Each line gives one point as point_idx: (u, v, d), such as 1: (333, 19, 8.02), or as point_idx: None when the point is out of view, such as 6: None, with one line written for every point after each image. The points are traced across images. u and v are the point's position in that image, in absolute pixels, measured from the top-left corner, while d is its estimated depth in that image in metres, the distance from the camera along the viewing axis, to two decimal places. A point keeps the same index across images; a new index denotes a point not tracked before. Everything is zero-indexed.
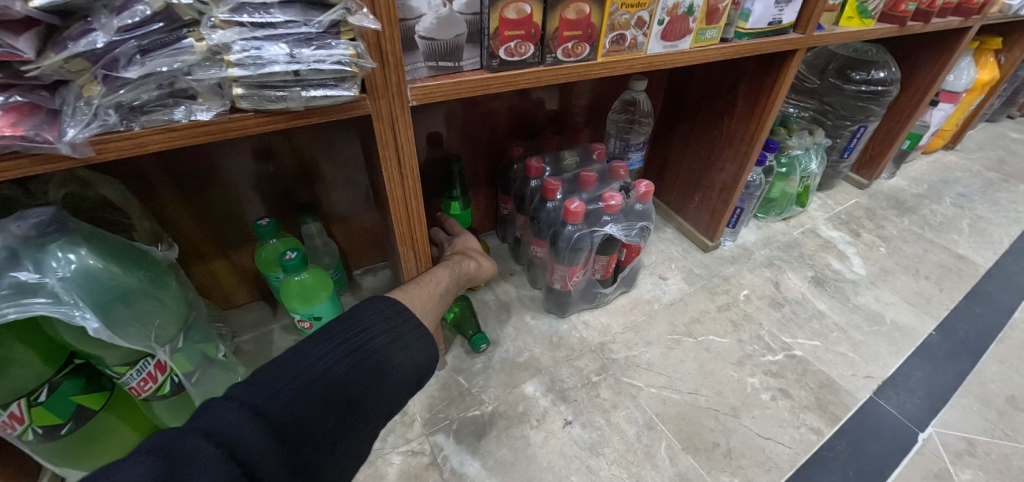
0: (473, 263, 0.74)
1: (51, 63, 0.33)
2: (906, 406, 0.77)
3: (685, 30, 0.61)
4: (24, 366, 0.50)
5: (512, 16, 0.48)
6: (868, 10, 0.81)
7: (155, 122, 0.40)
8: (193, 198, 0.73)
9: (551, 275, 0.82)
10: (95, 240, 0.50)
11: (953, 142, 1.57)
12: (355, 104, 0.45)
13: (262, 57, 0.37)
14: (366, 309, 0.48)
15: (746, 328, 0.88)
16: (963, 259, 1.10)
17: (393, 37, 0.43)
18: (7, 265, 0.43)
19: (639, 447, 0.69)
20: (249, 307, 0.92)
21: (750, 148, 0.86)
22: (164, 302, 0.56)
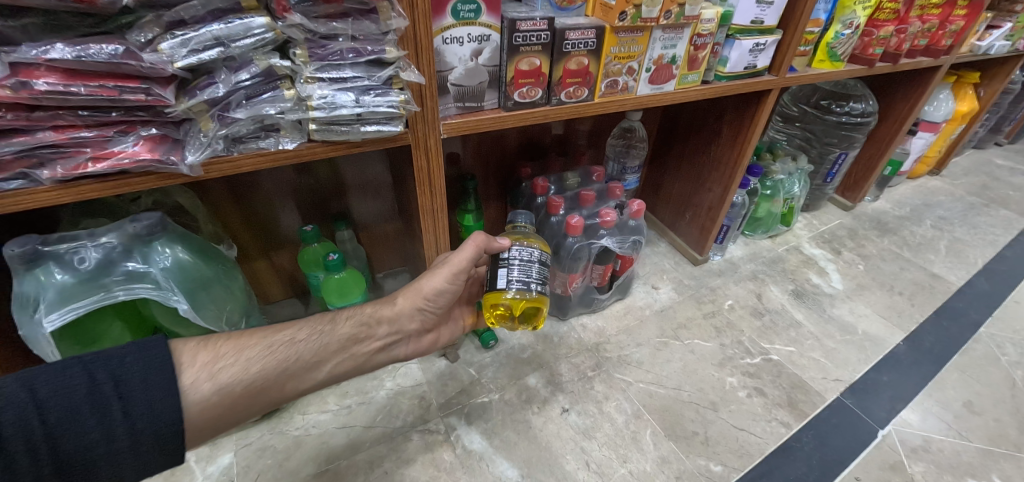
0: (397, 304, 0.64)
1: (184, 106, 0.45)
2: (869, 406, 0.86)
3: (669, 75, 0.72)
4: (120, 341, 0.62)
5: (524, 67, 0.60)
6: (837, 54, 0.92)
7: (251, 149, 0.52)
8: (246, 207, 0.85)
9: (523, 288, 0.62)
10: (185, 239, 0.61)
11: (937, 169, 1.65)
12: (400, 136, 0.57)
13: (335, 102, 0.49)
14: (131, 350, 0.42)
15: (729, 334, 0.98)
16: (936, 277, 1.19)
17: (431, 85, 0.55)
18: (122, 257, 0.56)
19: (627, 433, 0.79)
20: (284, 303, 1.04)
21: (733, 173, 0.97)
22: (234, 291, 0.68)
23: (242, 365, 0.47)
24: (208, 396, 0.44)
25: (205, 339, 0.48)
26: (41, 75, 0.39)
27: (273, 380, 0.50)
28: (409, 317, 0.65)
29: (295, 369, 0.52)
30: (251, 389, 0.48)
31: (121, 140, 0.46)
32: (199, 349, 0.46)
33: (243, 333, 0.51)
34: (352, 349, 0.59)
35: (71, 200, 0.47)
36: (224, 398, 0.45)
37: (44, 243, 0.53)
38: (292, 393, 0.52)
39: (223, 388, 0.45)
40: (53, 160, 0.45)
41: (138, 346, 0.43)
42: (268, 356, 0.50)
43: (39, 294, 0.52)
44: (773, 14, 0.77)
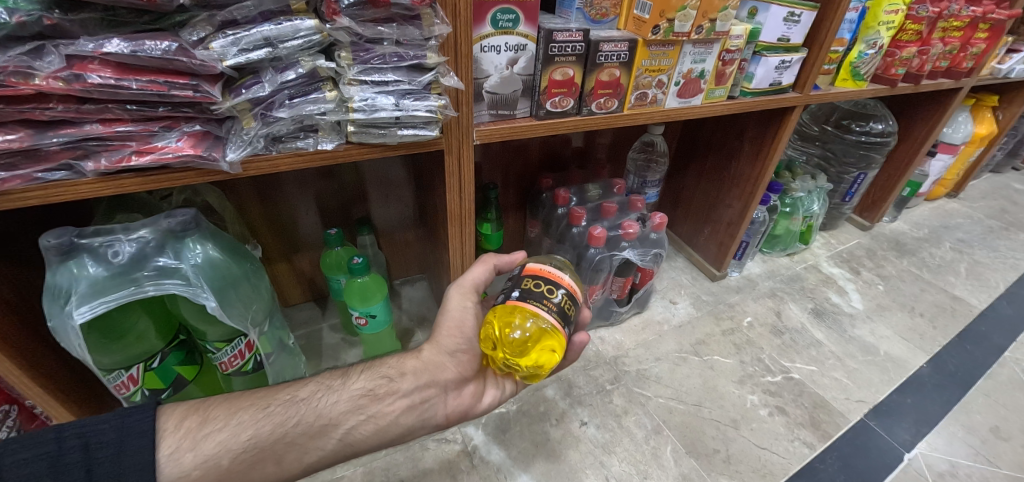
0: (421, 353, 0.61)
1: (229, 105, 0.45)
2: (894, 429, 0.84)
3: (697, 89, 0.73)
4: (144, 337, 0.61)
5: (558, 77, 0.61)
6: (861, 73, 0.92)
7: (289, 149, 0.52)
8: (271, 209, 0.86)
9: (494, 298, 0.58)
10: (216, 236, 0.62)
11: (956, 190, 1.63)
12: (435, 141, 0.57)
13: (375, 105, 0.49)
14: (113, 419, 0.43)
15: (748, 351, 0.96)
16: (958, 299, 1.17)
17: (468, 90, 0.56)
18: (155, 252, 0.56)
19: (646, 448, 0.77)
20: (301, 307, 1.04)
21: (754, 189, 0.97)
22: (259, 290, 0.68)
23: (230, 433, 0.46)
24: (189, 468, 0.42)
25: (198, 404, 0.48)
26: (96, 69, 0.39)
27: (267, 450, 0.47)
28: (439, 365, 0.60)
29: (296, 437, 0.49)
30: (239, 461, 0.45)
31: (164, 135, 0.46)
32: (187, 415, 0.46)
33: (240, 397, 0.50)
34: (371, 410, 0.54)
35: (111, 193, 0.48)
36: (206, 472, 0.43)
37: (79, 236, 0.53)
38: (292, 465, 0.49)
39: (207, 459, 0.43)
40: (98, 152, 0.45)
41: (127, 412, 0.44)
42: (260, 421, 0.48)
43: (72, 287, 0.52)
44: (800, 32, 0.78)
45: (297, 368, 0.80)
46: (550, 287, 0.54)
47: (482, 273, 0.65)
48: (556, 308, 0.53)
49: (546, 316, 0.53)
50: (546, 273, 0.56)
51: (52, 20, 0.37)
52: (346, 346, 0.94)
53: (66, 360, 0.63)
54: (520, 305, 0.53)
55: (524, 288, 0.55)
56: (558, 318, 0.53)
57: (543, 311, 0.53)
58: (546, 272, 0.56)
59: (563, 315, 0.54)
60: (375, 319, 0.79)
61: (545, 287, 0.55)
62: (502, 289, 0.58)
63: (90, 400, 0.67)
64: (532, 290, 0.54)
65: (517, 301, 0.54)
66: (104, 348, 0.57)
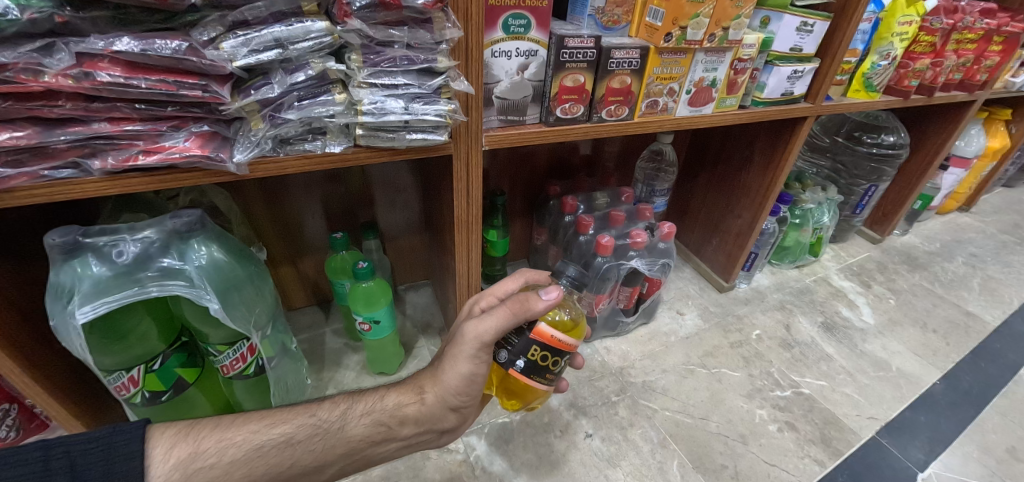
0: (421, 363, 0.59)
1: (237, 105, 0.45)
2: (907, 447, 0.82)
3: (709, 98, 0.72)
4: (146, 338, 0.60)
5: (569, 84, 0.60)
6: (873, 84, 0.91)
7: (297, 151, 0.51)
8: (278, 211, 0.86)
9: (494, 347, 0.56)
10: (221, 238, 0.61)
11: (968, 204, 1.61)
12: (444, 146, 0.57)
13: (384, 108, 0.49)
14: (99, 445, 0.41)
15: (757, 364, 0.94)
16: (971, 315, 1.14)
17: (478, 94, 0.55)
18: (159, 252, 0.55)
19: (652, 462, 0.75)
20: (305, 310, 1.03)
21: (764, 200, 0.96)
22: (262, 293, 0.67)
23: (223, 468, 0.44)
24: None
25: (189, 432, 0.46)
26: (106, 68, 0.39)
27: None
28: (440, 417, 0.56)
29: (289, 474, 0.48)
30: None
31: (172, 135, 0.46)
32: (176, 444, 0.44)
33: (234, 426, 0.48)
34: (366, 451, 0.54)
35: (117, 192, 0.47)
36: None
37: (85, 235, 0.53)
38: None
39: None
40: (105, 151, 0.45)
41: (117, 432, 0.43)
42: (253, 461, 0.46)
43: (75, 286, 0.51)
44: (812, 42, 0.77)
45: (299, 373, 0.79)
46: (554, 360, 0.55)
47: (503, 325, 0.52)
48: (553, 375, 0.57)
49: (543, 386, 0.57)
50: (557, 348, 0.54)
51: (64, 18, 0.37)
52: (349, 351, 0.93)
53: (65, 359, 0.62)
54: (522, 377, 0.55)
55: (529, 360, 0.54)
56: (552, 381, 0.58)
57: (543, 385, 0.56)
58: (557, 347, 0.54)
59: (558, 375, 0.59)
60: (379, 325, 0.78)
61: (549, 358, 0.55)
62: (505, 344, 0.55)
63: (90, 398, 0.67)
64: (537, 366, 0.55)
65: (520, 375, 0.55)
66: (105, 349, 0.56)
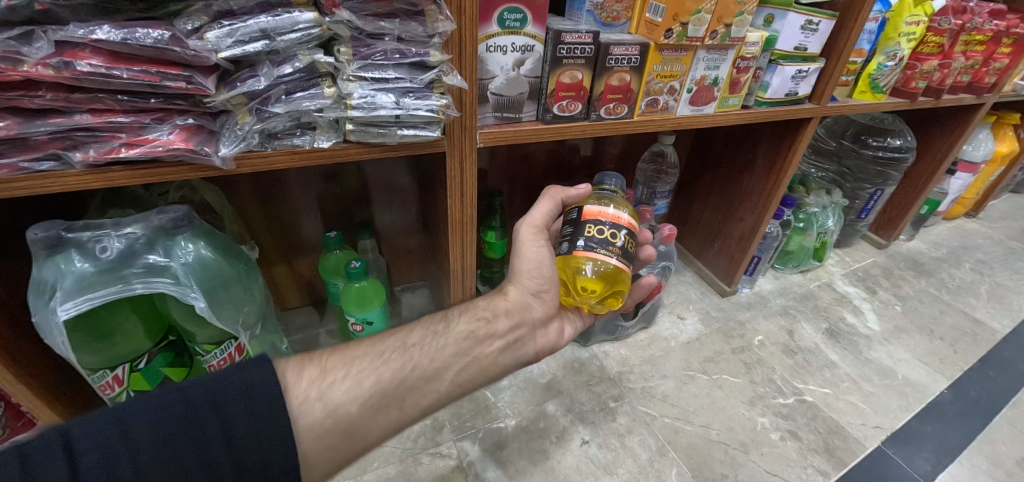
0: None
1: (223, 98, 0.44)
2: (913, 457, 0.80)
3: (711, 97, 0.70)
4: (132, 336, 0.59)
5: (566, 80, 0.59)
6: (880, 86, 0.89)
7: (285, 146, 0.50)
8: (272, 211, 0.84)
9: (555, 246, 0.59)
10: (210, 235, 0.60)
11: (975, 210, 1.56)
12: (436, 142, 0.55)
13: (374, 103, 0.48)
14: (230, 369, 0.39)
15: (759, 371, 0.92)
16: (979, 323, 1.12)
17: (472, 90, 0.54)
18: (145, 248, 0.54)
19: (650, 470, 0.73)
20: (299, 311, 1.02)
21: (767, 202, 0.94)
22: (252, 292, 0.65)
23: (353, 380, 0.43)
24: (321, 418, 0.40)
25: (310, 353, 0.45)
26: (86, 57, 0.38)
27: (390, 395, 0.45)
28: None
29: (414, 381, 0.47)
30: (367, 407, 0.43)
31: (156, 127, 0.45)
32: (303, 367, 0.43)
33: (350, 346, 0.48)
34: (475, 352, 0.52)
35: (98, 186, 0.46)
36: (337, 421, 0.41)
37: (68, 230, 0.51)
38: (414, 409, 0.46)
39: (336, 407, 0.41)
40: (87, 143, 0.44)
41: (236, 367, 0.39)
42: (378, 368, 0.45)
43: (57, 282, 0.50)
44: (818, 41, 0.76)
45: None
46: (612, 233, 0.54)
47: (549, 207, 0.62)
48: (619, 250, 0.54)
49: (611, 261, 0.54)
50: (605, 217, 0.55)
51: (43, 5, 0.36)
52: None
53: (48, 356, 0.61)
54: (587, 254, 0.54)
55: (587, 237, 0.55)
56: (622, 257, 0.54)
57: (610, 258, 0.53)
58: (605, 214, 0.56)
59: (627, 256, 0.55)
60: (372, 327, 0.76)
61: (606, 231, 0.55)
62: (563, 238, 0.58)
63: (74, 397, 0.66)
64: (596, 238, 0.54)
65: (583, 253, 0.54)
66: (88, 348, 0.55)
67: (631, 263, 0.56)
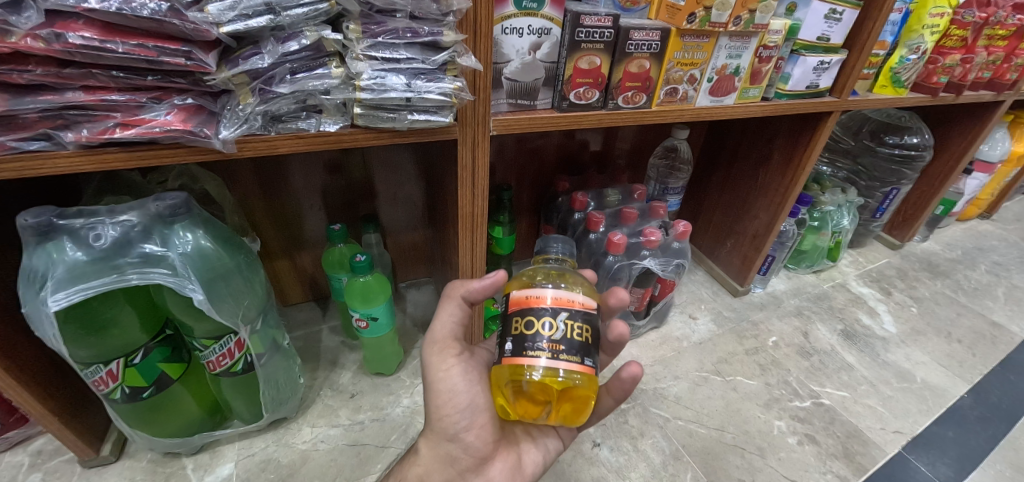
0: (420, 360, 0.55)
1: (224, 76, 0.41)
2: (935, 463, 0.77)
3: (731, 87, 0.68)
4: (127, 329, 0.56)
5: (584, 66, 0.56)
6: (901, 80, 0.87)
7: (289, 130, 0.47)
8: (275, 203, 0.82)
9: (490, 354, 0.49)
10: (210, 224, 0.57)
11: (989, 211, 1.53)
12: (447, 129, 0.53)
13: (385, 84, 0.45)
14: None
15: (774, 373, 0.90)
16: (998, 326, 1.09)
17: (486, 73, 0.51)
18: (141, 237, 0.51)
19: (664, 474, 0.71)
20: (301, 307, 0.99)
21: (783, 200, 0.91)
22: (253, 285, 0.62)
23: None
24: None
25: None
26: (78, 29, 0.35)
27: None
28: None
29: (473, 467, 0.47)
30: None
31: (152, 107, 0.42)
32: None
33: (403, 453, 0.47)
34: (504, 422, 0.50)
35: (92, 169, 0.43)
36: None
37: (60, 216, 0.49)
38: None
39: None
40: (80, 123, 0.41)
41: None
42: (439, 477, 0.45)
43: (48, 271, 0.48)
44: (841, 32, 0.73)
45: (291, 371, 0.74)
46: (541, 322, 0.43)
47: (456, 313, 0.54)
48: (560, 344, 0.43)
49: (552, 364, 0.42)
50: (531, 305, 0.45)
51: None
52: (346, 350, 0.89)
53: (38, 348, 0.58)
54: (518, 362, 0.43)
55: (514, 337, 0.44)
56: (568, 354, 0.42)
57: (543, 361, 0.42)
58: (532, 301, 0.45)
59: (579, 348, 0.43)
60: (376, 323, 0.73)
61: (535, 324, 0.44)
62: (497, 341, 0.48)
63: (68, 391, 0.64)
64: (527, 337, 0.43)
65: (512, 360, 0.43)
66: (81, 341, 0.52)
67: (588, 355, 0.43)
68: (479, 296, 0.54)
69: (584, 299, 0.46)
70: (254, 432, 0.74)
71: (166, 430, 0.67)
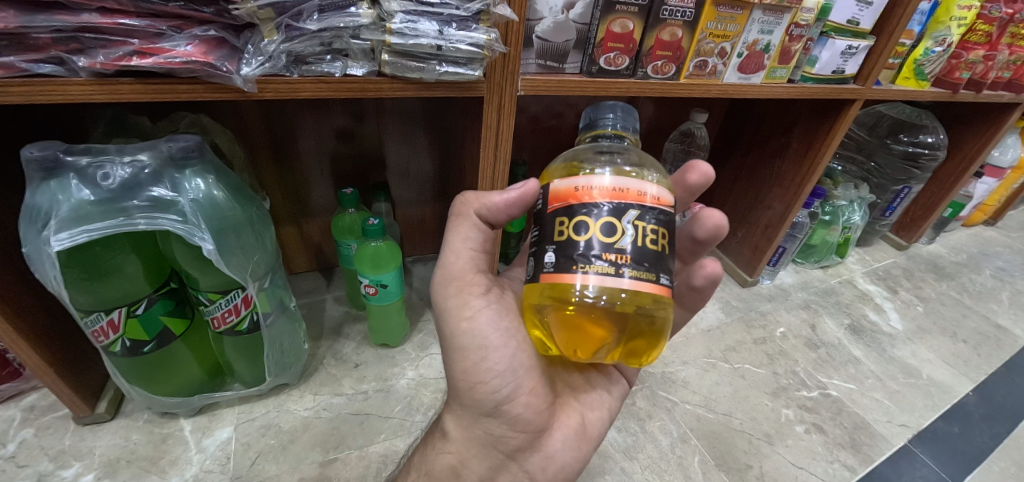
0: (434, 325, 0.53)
1: (251, 8, 0.39)
2: (941, 458, 0.76)
3: (759, 65, 0.66)
4: (131, 278, 0.54)
5: (616, 30, 0.55)
6: (925, 72, 0.86)
7: (312, 73, 0.45)
8: (284, 165, 0.80)
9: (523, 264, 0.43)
10: (222, 173, 0.55)
11: (994, 218, 1.54)
12: (475, 83, 0.51)
13: (416, 29, 0.43)
14: None
15: (782, 362, 0.89)
16: (1002, 329, 1.09)
17: (518, 27, 0.49)
18: (151, 181, 0.49)
19: (672, 457, 0.70)
20: (305, 276, 0.97)
21: (799, 189, 0.90)
22: (264, 241, 0.61)
23: None
24: None
25: None
26: None
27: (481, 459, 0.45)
28: None
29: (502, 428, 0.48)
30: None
31: (172, 37, 0.40)
32: None
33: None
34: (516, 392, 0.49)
35: (105, 99, 0.41)
36: None
37: (67, 152, 0.46)
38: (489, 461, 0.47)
39: None
40: (95, 49, 0.39)
41: None
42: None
43: (52, 209, 0.46)
44: (871, 16, 0.72)
45: (295, 335, 0.72)
46: (600, 224, 0.36)
47: (474, 233, 0.51)
48: (626, 254, 0.36)
49: (620, 281, 0.35)
50: (579, 202, 0.37)
51: None
52: (351, 320, 0.88)
53: (35, 296, 0.56)
54: (566, 276, 0.36)
55: (558, 243, 0.38)
56: (638, 267, 0.36)
57: (606, 276, 0.35)
58: (579, 195, 0.38)
59: (646, 257, 0.36)
60: (386, 290, 0.71)
61: (590, 227, 0.37)
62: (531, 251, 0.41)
63: (64, 343, 0.61)
64: (579, 244, 0.36)
65: (556, 271, 0.37)
66: (82, 286, 0.50)
67: (660, 270, 0.37)
68: (487, 209, 0.50)
69: (650, 191, 0.38)
70: (254, 396, 0.72)
71: (168, 388, 0.65)
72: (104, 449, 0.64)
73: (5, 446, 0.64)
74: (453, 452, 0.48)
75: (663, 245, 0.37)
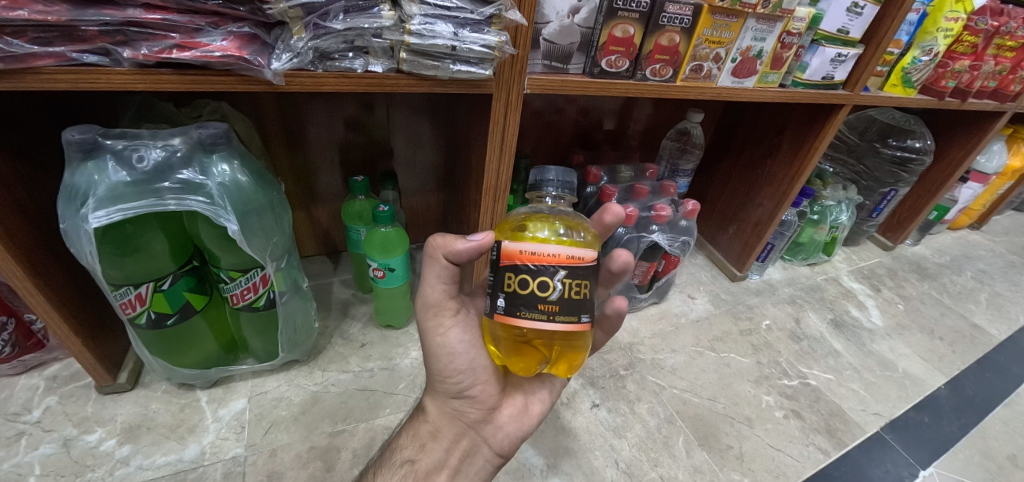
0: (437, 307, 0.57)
1: (282, 8, 0.42)
2: (911, 445, 0.81)
3: (752, 70, 0.70)
4: (158, 256, 0.58)
5: (618, 34, 0.58)
6: (911, 80, 0.90)
7: (335, 69, 0.49)
8: (297, 152, 0.83)
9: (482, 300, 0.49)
10: (245, 158, 0.58)
11: (979, 222, 1.59)
12: (484, 81, 0.55)
13: (432, 30, 0.47)
14: None
15: (766, 352, 0.94)
16: (978, 327, 1.14)
17: (526, 29, 0.53)
18: (181, 164, 0.53)
19: (658, 436, 0.75)
20: (314, 259, 1.01)
21: (788, 190, 0.94)
22: (282, 224, 0.64)
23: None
24: None
25: None
26: None
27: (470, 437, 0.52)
28: None
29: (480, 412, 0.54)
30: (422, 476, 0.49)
31: (209, 32, 0.43)
32: None
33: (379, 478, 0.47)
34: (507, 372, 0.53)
35: (144, 88, 0.44)
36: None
37: (104, 136, 0.50)
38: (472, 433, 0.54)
39: None
40: (138, 41, 0.42)
41: None
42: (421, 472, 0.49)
43: (90, 189, 0.49)
44: (860, 26, 0.75)
45: (307, 314, 0.77)
46: (539, 281, 0.41)
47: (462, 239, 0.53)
48: (555, 305, 0.41)
49: (548, 326, 0.41)
50: (526, 264, 0.41)
51: None
52: (357, 302, 0.92)
53: (64, 269, 0.59)
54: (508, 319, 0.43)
55: (506, 294, 0.42)
56: (564, 314, 0.41)
57: (537, 323, 0.41)
58: (525, 256, 0.41)
59: (571, 306, 0.42)
60: (392, 274, 0.75)
61: (531, 283, 0.41)
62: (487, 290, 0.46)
63: (89, 315, 0.65)
64: (521, 297, 0.41)
65: (502, 316, 0.43)
66: (114, 260, 0.54)
67: (582, 313, 0.42)
68: (456, 255, 0.47)
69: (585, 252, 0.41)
70: (266, 371, 0.77)
71: (188, 359, 0.69)
72: (124, 417, 0.68)
73: (31, 412, 0.68)
74: (451, 427, 0.53)
75: (588, 292, 0.43)
